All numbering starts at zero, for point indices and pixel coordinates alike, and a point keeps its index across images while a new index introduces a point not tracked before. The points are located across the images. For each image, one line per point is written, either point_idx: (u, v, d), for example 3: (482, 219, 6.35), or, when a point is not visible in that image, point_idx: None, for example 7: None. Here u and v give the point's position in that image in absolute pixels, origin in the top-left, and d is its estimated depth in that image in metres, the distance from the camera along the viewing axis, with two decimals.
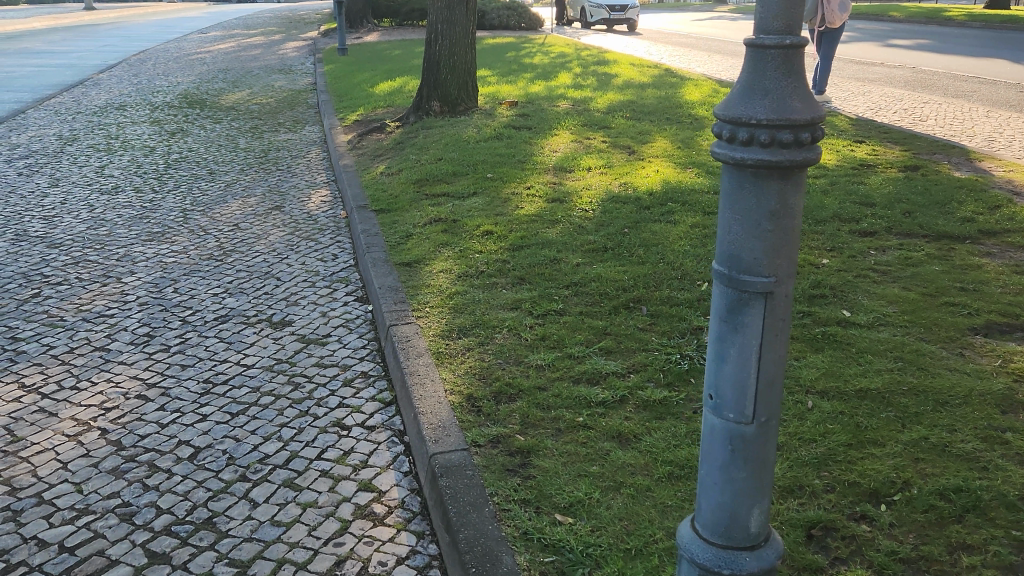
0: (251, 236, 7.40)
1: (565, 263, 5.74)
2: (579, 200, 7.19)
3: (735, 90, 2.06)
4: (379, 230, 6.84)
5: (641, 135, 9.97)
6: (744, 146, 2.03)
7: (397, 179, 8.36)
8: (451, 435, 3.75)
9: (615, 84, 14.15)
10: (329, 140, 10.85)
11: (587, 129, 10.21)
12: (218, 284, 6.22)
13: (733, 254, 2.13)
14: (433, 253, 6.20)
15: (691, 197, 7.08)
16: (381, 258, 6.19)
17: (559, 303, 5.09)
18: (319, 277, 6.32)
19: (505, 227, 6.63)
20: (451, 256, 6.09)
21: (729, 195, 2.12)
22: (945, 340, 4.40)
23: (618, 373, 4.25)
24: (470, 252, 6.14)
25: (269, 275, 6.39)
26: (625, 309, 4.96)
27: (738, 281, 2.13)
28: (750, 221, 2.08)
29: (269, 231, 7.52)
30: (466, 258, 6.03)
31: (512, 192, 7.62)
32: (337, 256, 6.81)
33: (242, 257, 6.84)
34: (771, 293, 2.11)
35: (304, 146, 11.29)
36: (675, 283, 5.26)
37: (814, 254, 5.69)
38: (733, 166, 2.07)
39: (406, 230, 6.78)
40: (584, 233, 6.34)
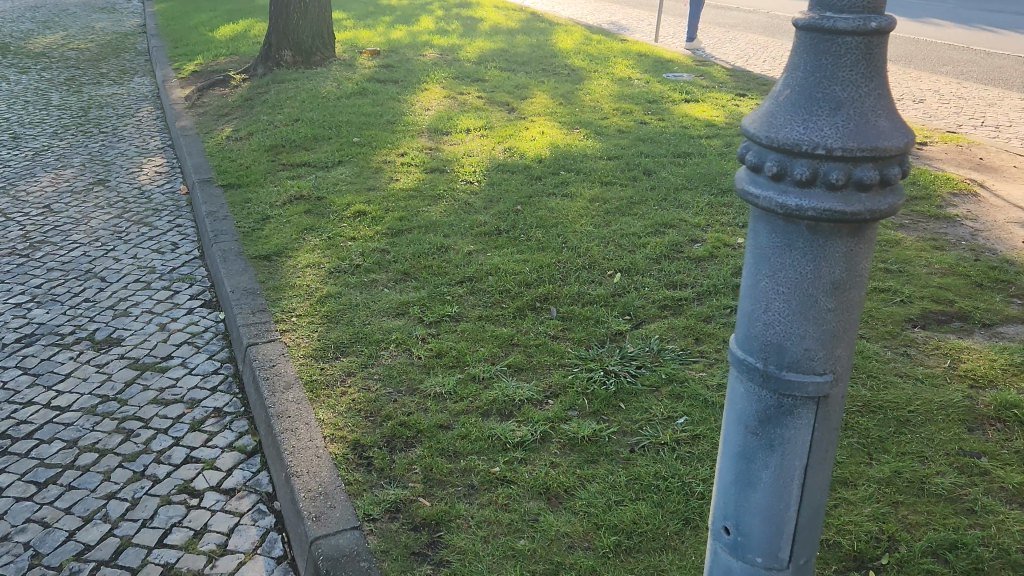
0: (67, 220, 6.14)
1: (454, 254, 4.96)
2: (462, 171, 6.39)
3: (780, 99, 1.31)
4: (228, 211, 5.79)
5: (518, 89, 9.19)
6: (801, 188, 1.28)
7: (247, 145, 7.23)
8: (335, 507, 2.97)
9: (484, 30, 13.21)
10: (163, 95, 9.42)
11: (459, 82, 9.33)
12: (25, 289, 5.03)
13: (774, 342, 1.40)
14: (296, 242, 5.24)
15: (584, 167, 6.44)
16: (233, 247, 5.19)
17: (453, 307, 4.33)
18: (156, 274, 5.24)
19: (381, 206, 5.75)
20: (319, 246, 5.17)
21: (766, 257, 1.38)
22: (887, 336, 3.94)
23: (535, 400, 3.55)
24: (340, 240, 5.23)
25: (90, 274, 5.24)
26: (531, 311, 4.26)
27: (779, 382, 1.41)
28: (804, 297, 1.36)
29: (92, 212, 6.27)
30: (336, 248, 5.12)
31: (384, 161, 6.70)
32: (178, 244, 5.72)
33: (57, 250, 5.61)
34: (827, 398, 1.41)
35: (134, 102, 9.79)
36: (583, 275, 4.60)
37: (727, 233, 5.18)
38: (779, 215, 1.32)
39: (260, 211, 5.76)
40: (471, 214, 5.58)
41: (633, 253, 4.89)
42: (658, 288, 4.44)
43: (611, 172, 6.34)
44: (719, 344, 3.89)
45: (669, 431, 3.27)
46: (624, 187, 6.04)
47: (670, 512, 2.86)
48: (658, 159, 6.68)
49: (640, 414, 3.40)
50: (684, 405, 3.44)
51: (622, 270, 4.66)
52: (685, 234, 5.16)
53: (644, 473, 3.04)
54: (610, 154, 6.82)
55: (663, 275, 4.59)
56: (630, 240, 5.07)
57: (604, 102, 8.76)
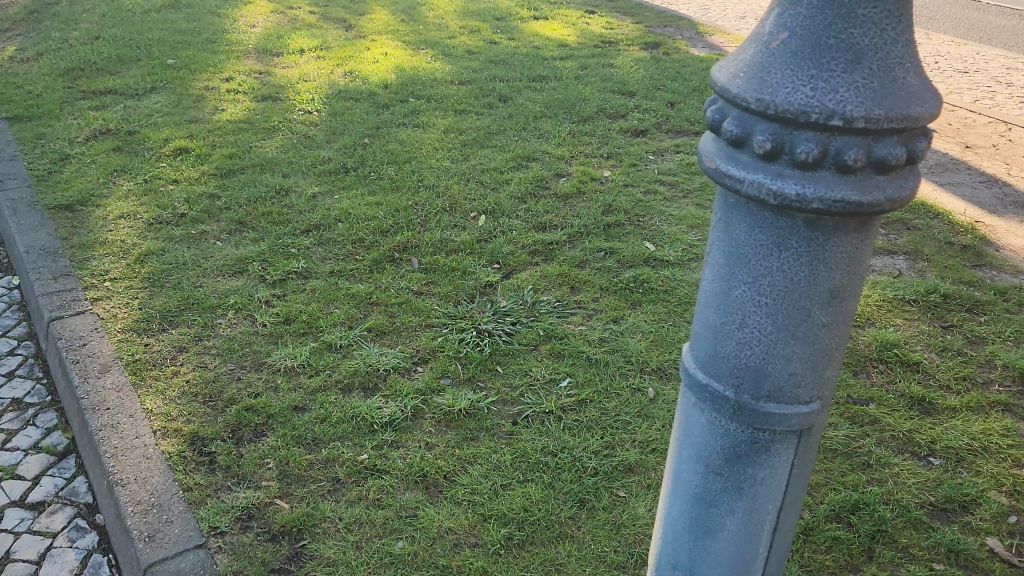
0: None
1: (297, 199, 4.39)
2: (299, 99, 5.71)
3: (762, 53, 0.96)
4: (14, 149, 4.86)
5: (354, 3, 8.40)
6: (802, 169, 0.94)
7: (34, 67, 6.13)
8: (173, 522, 2.48)
9: None
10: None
11: None
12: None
13: (750, 366, 1.08)
14: (103, 188, 4.46)
15: (435, 94, 5.93)
16: (22, 195, 4.34)
17: (299, 263, 3.81)
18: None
19: (206, 142, 5.02)
20: (132, 192, 4.43)
21: (744, 258, 1.04)
22: None
23: (402, 370, 3.16)
24: (157, 184, 4.50)
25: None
26: (389, 264, 3.82)
27: (755, 414, 1.10)
28: (794, 309, 1.03)
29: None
30: (154, 195, 4.40)
31: (206, 87, 5.88)
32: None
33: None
34: (810, 431, 1.11)
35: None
36: (444, 220, 4.19)
37: (592, 166, 4.90)
38: (769, 205, 0.98)
39: (55, 150, 4.87)
40: (313, 150, 4.98)
41: (495, 192, 4.51)
42: (526, 231, 4.11)
43: (463, 99, 5.88)
44: (596, 292, 3.63)
45: (553, 397, 2.99)
46: (479, 116, 5.61)
47: (562, 493, 2.58)
48: (513, 83, 6.28)
49: (521, 378, 3.09)
50: (566, 364, 3.16)
51: (486, 211, 4.29)
52: (549, 168, 4.84)
53: (531, 449, 2.75)
54: (461, 78, 6.33)
55: (531, 215, 4.27)
56: (491, 177, 4.69)
57: (449, 18, 8.17)
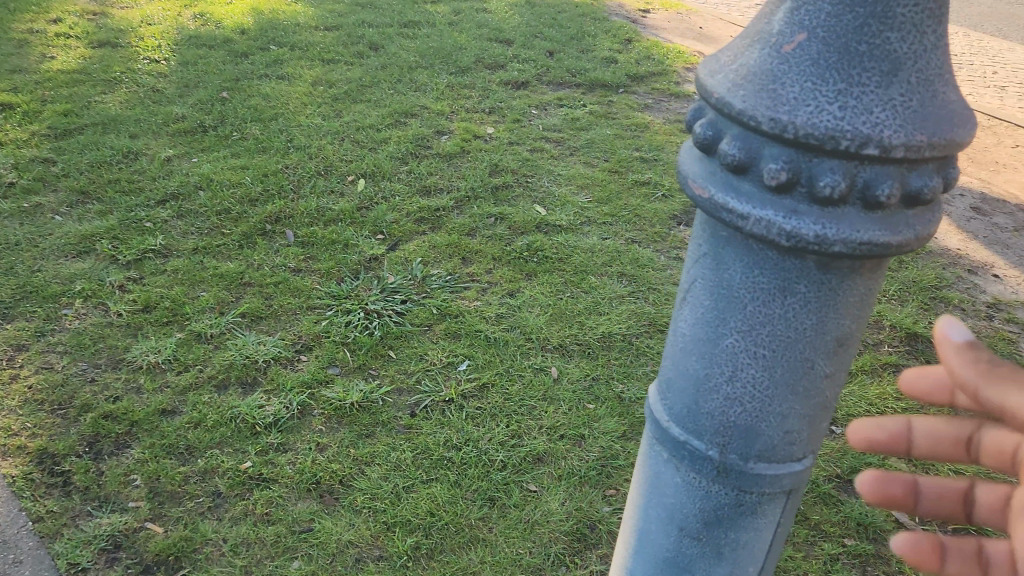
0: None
1: (148, 163, 3.92)
2: (142, 45, 5.11)
3: (767, 63, 0.77)
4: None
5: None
6: (822, 206, 0.76)
7: None
8: (22, 562, 2.13)
9: None
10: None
11: None
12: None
13: (739, 423, 0.92)
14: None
15: (298, 42, 5.47)
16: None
17: (156, 239, 3.39)
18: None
19: (33, 95, 4.40)
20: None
21: (737, 303, 0.86)
22: (656, 239, 3.75)
23: (284, 361, 2.87)
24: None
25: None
26: (261, 238, 3.46)
27: (742, 477, 0.94)
28: (795, 361, 0.87)
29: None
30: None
31: (30, 30, 5.16)
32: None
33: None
34: (798, 491, 0.97)
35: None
36: (319, 186, 3.85)
37: (474, 122, 4.65)
38: (776, 246, 0.80)
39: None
40: (163, 106, 4.46)
41: (373, 153, 4.20)
42: (410, 196, 3.84)
43: (331, 47, 5.45)
44: (489, 263, 3.44)
45: (453, 383, 2.79)
46: (349, 66, 5.21)
47: (470, 492, 2.41)
48: (384, 29, 5.87)
49: (417, 363, 2.87)
50: (464, 344, 2.96)
51: (365, 175, 3.98)
52: (430, 124, 4.56)
53: (433, 444, 2.55)
54: (326, 23, 5.87)
55: (414, 178, 4.00)
56: (368, 136, 4.36)
57: None
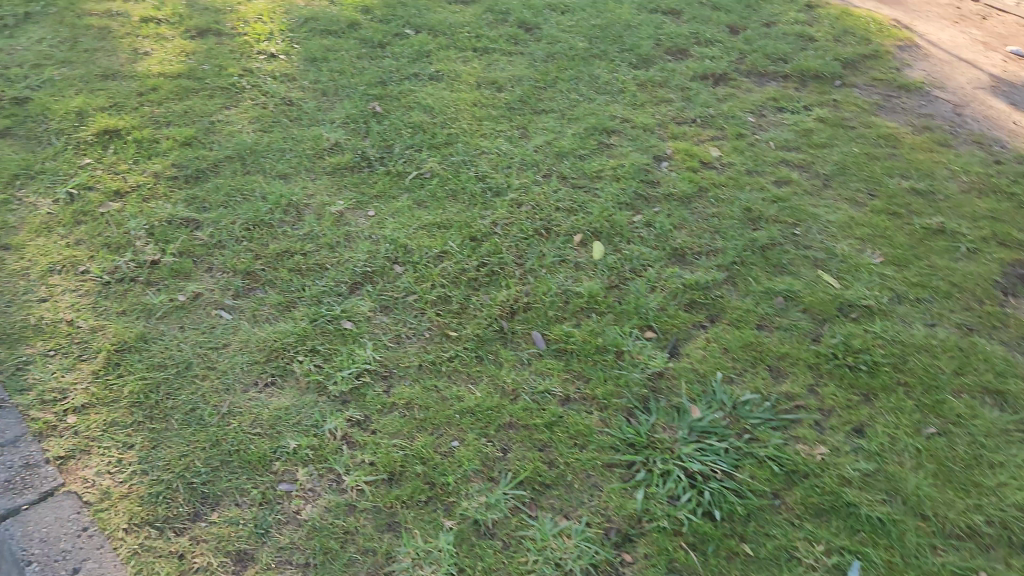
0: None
1: (316, 224, 3.06)
2: (252, 33, 4.20)
3: None
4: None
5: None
6: None
7: None
8: None
9: None
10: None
11: None
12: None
13: None
14: (5, 215, 3.03)
15: (437, 23, 4.38)
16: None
17: (367, 350, 2.60)
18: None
19: (139, 115, 3.56)
20: (55, 221, 3.03)
21: None
22: (997, 323, 2.86)
23: (606, 568, 2.07)
24: (94, 204, 3.10)
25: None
26: (502, 346, 2.63)
27: None
28: None
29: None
30: (91, 221, 3.03)
31: (107, 23, 4.21)
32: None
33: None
34: None
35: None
36: (544, 254, 2.98)
37: (691, 140, 3.69)
38: None
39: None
40: (308, 128, 3.56)
41: (592, 196, 3.28)
42: (665, 266, 2.97)
43: (478, 30, 4.38)
44: (808, 378, 2.60)
45: None
46: (509, 58, 4.17)
47: None
48: None
49: (792, 571, 2.07)
50: (842, 532, 2.16)
51: (597, 232, 3.09)
52: (640, 145, 3.61)
53: None
54: None
55: (657, 236, 3.10)
56: (574, 167, 3.43)
57: None
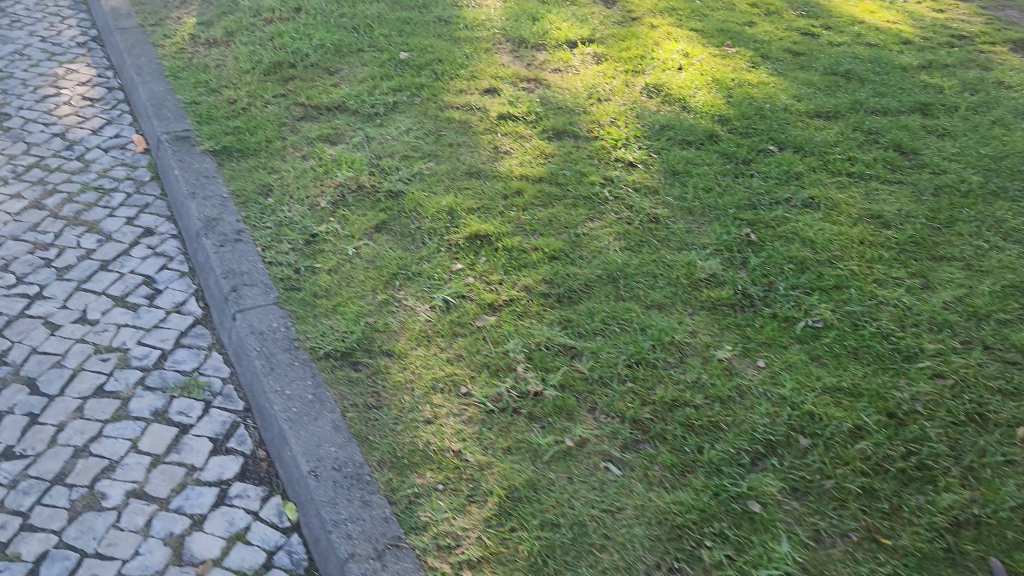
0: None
1: (704, 371, 2.76)
2: (608, 138, 4.07)
3: None
4: (242, 226, 3.46)
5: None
6: None
7: (235, 66, 4.70)
8: None
9: None
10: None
11: None
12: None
13: None
14: (387, 317, 3.01)
15: (803, 141, 4.03)
16: (274, 334, 2.92)
17: (785, 546, 2.22)
18: (127, 371, 2.94)
19: (506, 220, 3.48)
20: (434, 330, 2.95)
21: None
22: None
23: None
24: (470, 316, 3.00)
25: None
26: (953, 571, 2.16)
27: None
28: None
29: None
30: (468, 334, 2.93)
31: (467, 117, 4.27)
32: (154, 287, 3.36)
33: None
34: None
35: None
36: (985, 450, 2.47)
37: None
38: None
39: (300, 234, 3.42)
40: (679, 252, 3.31)
41: None
42: None
43: (850, 152, 3.97)
44: None
45: None
46: (890, 188, 3.73)
47: None
48: (893, 117, 4.35)
49: None
50: None
51: None
52: None
53: None
54: (817, 105, 4.41)
55: None
56: (998, 336, 2.91)
57: None
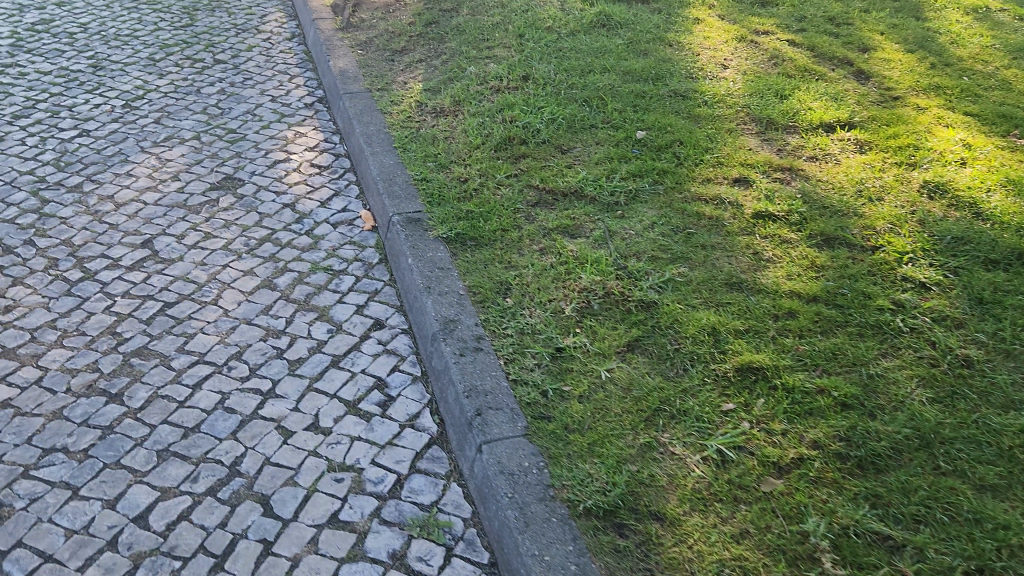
0: (189, 286, 3.65)
1: None
2: (890, 249, 3.50)
3: None
4: (482, 331, 3.16)
5: (839, 27, 5.98)
6: None
7: (464, 140, 4.50)
8: None
9: None
10: (303, 7, 6.63)
11: (745, 16, 6.19)
12: (117, 523, 2.57)
13: None
14: (652, 466, 2.59)
15: None
16: (526, 476, 2.56)
17: None
18: (362, 497, 2.68)
19: (780, 349, 3.00)
20: (710, 491, 2.51)
21: None
22: None
23: None
24: (753, 477, 2.54)
25: (230, 479, 2.74)
26: None
27: None
28: None
29: (234, 274, 3.73)
30: (753, 501, 2.47)
31: (719, 211, 3.83)
32: (386, 393, 3.10)
33: (178, 390, 3.09)
34: None
35: (266, 7, 7.02)
36: None
37: None
38: None
39: (545, 346, 3.08)
40: (1005, 412, 2.71)
41: None
42: None
43: None
44: None
45: None
46: None
47: None
48: None
49: None
50: None
51: None
52: None
53: None
54: None
55: None
56: None
57: (1001, 63, 5.43)
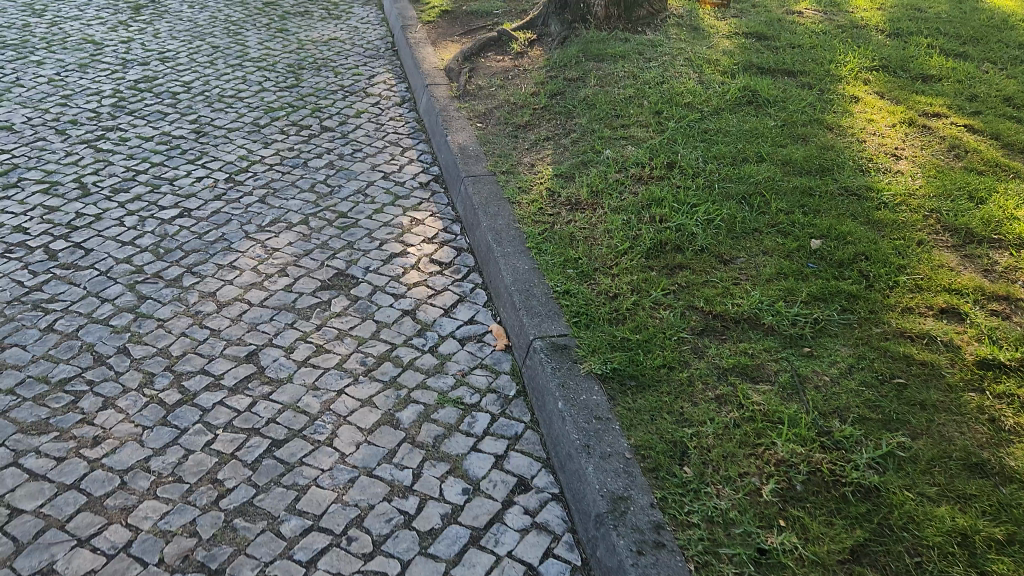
0: (300, 419, 3.13)
1: None
2: None
3: None
4: (660, 517, 2.55)
5: (1020, 110, 5.28)
6: None
7: (608, 243, 3.93)
8: None
9: None
10: (415, 70, 6.21)
11: (906, 93, 5.56)
12: None
13: None
14: None
15: None
16: None
17: None
18: None
19: None
20: None
21: None
22: None
23: None
24: None
25: None
26: None
27: None
28: None
29: (350, 405, 3.21)
30: None
31: (932, 354, 3.15)
32: None
33: (290, 570, 2.55)
34: None
35: (374, 67, 6.64)
36: None
37: None
38: None
39: (744, 545, 2.45)
40: None
41: None
42: None
43: None
44: None
45: None
46: None
47: None
48: None
49: None
50: None
51: None
52: None
53: None
54: None
55: None
56: None
57: None
